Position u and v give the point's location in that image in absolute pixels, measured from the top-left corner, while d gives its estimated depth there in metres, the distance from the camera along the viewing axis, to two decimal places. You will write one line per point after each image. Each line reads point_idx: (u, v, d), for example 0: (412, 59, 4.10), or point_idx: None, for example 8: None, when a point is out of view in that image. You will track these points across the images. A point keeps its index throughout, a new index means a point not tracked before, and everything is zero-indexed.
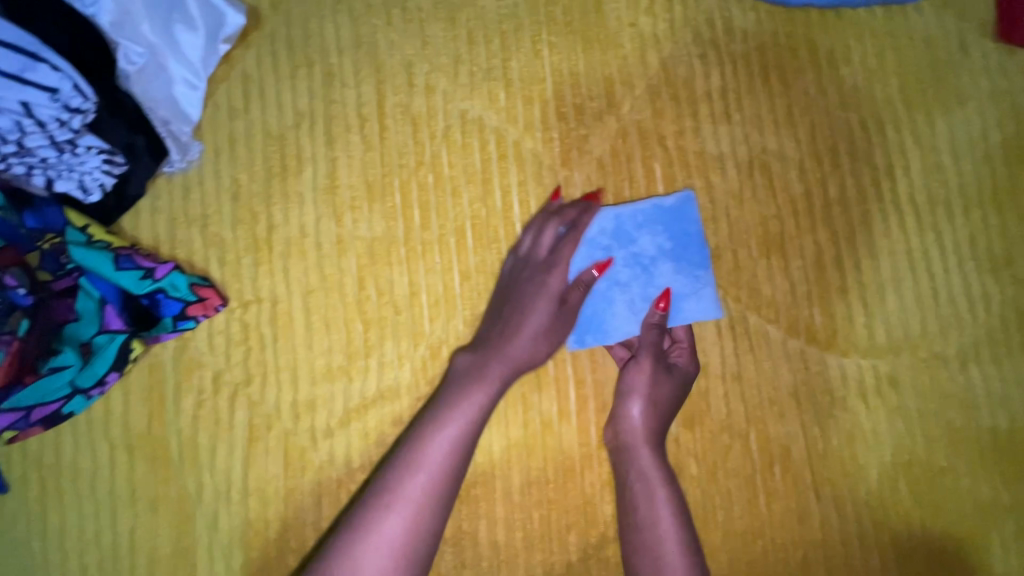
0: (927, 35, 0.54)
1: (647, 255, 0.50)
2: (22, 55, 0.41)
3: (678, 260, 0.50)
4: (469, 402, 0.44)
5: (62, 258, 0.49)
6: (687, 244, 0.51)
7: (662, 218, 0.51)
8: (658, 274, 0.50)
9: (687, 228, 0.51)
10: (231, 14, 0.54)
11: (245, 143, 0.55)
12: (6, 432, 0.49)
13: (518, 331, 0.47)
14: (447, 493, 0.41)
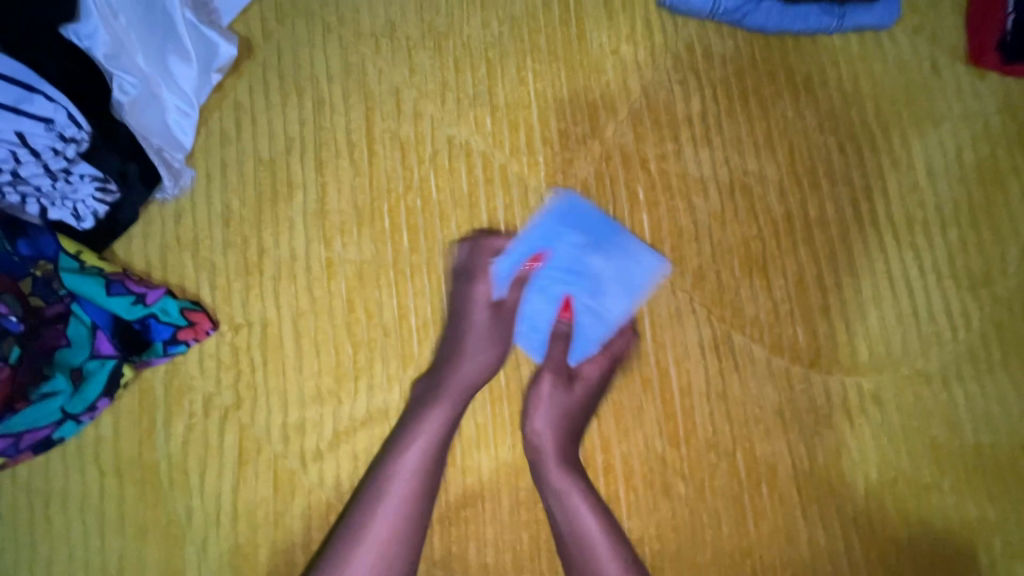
0: (901, 59, 0.56)
1: (566, 258, 0.52)
2: (17, 86, 0.41)
3: (604, 250, 0.52)
4: (427, 426, 0.47)
5: (54, 285, 0.49)
6: (601, 236, 0.52)
7: (561, 224, 0.53)
8: (590, 272, 0.52)
9: (578, 220, 0.53)
10: (223, 44, 0.55)
11: (236, 169, 0.56)
12: None
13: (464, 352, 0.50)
14: (419, 513, 0.44)
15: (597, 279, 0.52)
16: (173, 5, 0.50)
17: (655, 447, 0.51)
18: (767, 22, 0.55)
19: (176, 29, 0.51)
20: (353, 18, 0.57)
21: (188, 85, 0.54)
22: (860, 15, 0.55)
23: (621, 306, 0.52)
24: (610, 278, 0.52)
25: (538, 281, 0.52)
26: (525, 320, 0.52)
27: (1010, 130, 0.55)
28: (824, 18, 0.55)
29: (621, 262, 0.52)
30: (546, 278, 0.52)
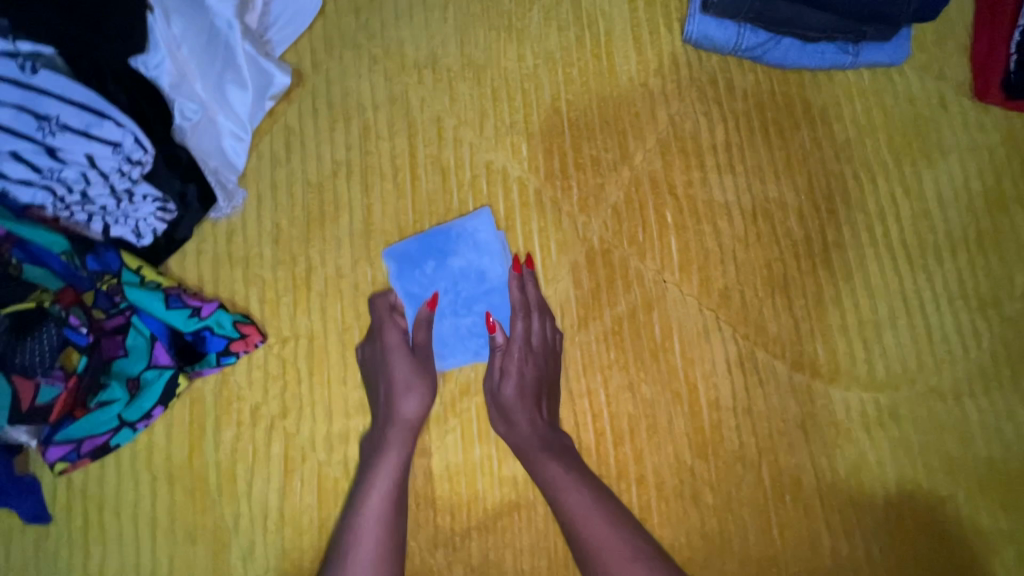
0: (911, 94, 0.60)
1: (448, 280, 0.56)
2: (90, 113, 0.46)
3: (403, 285, 0.56)
4: (381, 472, 0.50)
5: (116, 298, 0.52)
6: (438, 248, 0.57)
7: (400, 273, 0.57)
8: (460, 284, 0.56)
9: (413, 258, 0.57)
10: (278, 75, 0.59)
11: (286, 190, 0.59)
12: (58, 464, 0.52)
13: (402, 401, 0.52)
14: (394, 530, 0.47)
15: (468, 282, 0.56)
16: (235, 40, 0.54)
17: (684, 459, 0.53)
18: (786, 58, 0.58)
19: (237, 61, 0.55)
20: (397, 51, 0.60)
21: (244, 112, 0.57)
22: (874, 53, 0.58)
23: (502, 288, 0.56)
24: (479, 274, 0.56)
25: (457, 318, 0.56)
26: (461, 337, 0.56)
27: (1014, 161, 0.59)
28: (839, 56, 0.58)
29: (475, 242, 0.57)
30: (447, 304, 0.56)
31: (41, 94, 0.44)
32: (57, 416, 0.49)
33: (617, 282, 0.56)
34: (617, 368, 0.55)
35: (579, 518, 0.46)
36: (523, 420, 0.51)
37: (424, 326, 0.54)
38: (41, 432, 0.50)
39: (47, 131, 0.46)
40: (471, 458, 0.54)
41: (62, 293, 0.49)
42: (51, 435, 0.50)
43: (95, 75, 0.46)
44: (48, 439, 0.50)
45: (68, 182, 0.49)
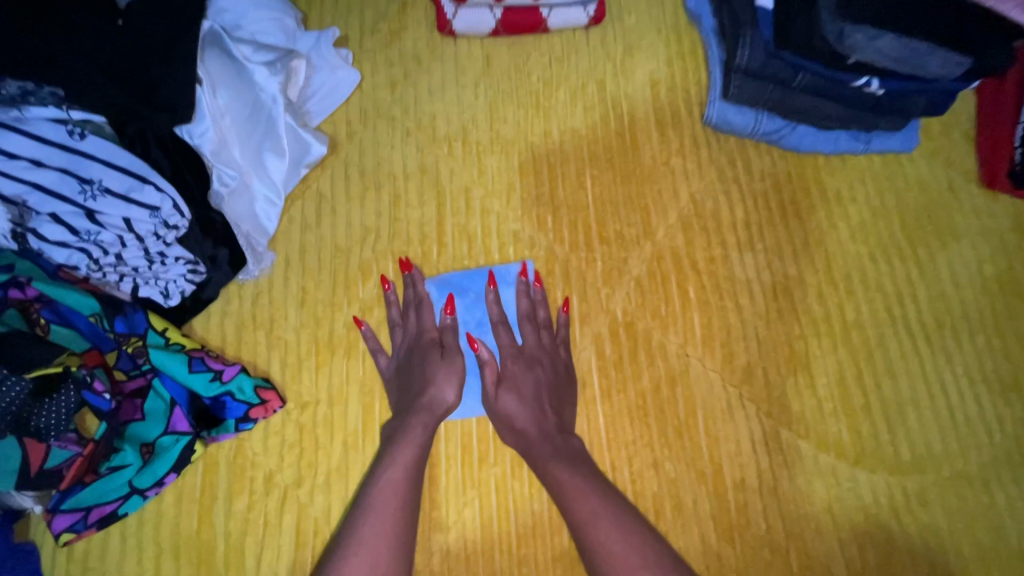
0: (920, 179, 0.62)
1: (478, 315, 0.57)
2: (133, 177, 0.49)
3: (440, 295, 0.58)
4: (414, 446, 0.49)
5: (138, 359, 0.52)
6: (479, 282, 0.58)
7: (441, 287, 0.58)
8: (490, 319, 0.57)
9: (457, 288, 0.58)
10: (315, 144, 0.61)
11: (315, 254, 0.60)
12: (63, 534, 0.50)
13: (427, 392, 0.52)
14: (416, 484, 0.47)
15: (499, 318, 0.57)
16: (278, 113, 0.57)
17: (710, 542, 0.52)
18: (802, 143, 0.61)
19: (278, 131, 0.58)
20: (430, 124, 0.63)
21: (281, 179, 0.59)
22: (884, 141, 0.61)
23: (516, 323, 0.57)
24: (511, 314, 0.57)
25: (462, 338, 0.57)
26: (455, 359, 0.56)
27: None
28: (851, 142, 0.61)
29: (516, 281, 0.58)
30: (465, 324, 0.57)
31: (88, 159, 0.47)
32: (70, 482, 0.49)
33: (641, 354, 0.56)
34: (641, 443, 0.54)
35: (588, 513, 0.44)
36: (529, 425, 0.51)
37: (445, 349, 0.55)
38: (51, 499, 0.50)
39: (89, 195, 0.48)
40: (489, 535, 0.53)
41: (92, 359, 0.50)
42: (60, 502, 0.50)
43: (140, 141, 0.50)
44: (56, 507, 0.49)
45: (104, 244, 0.50)
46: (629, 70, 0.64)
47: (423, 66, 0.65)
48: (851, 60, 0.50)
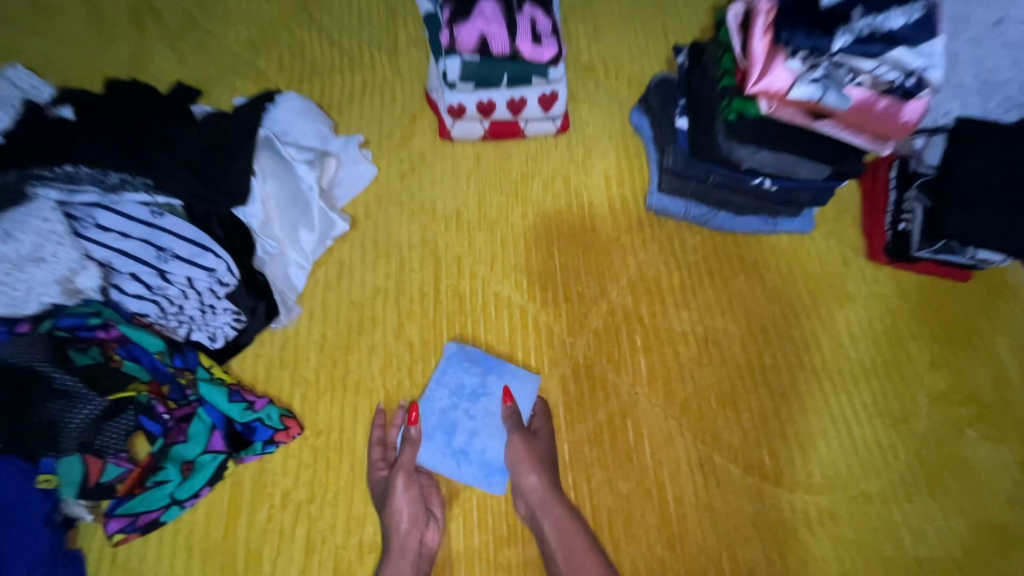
0: (820, 253, 0.78)
1: (476, 393, 0.69)
2: (198, 246, 0.65)
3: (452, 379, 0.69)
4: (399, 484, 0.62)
5: (187, 391, 0.64)
6: (488, 368, 0.69)
7: (454, 367, 0.69)
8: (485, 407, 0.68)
9: (470, 362, 0.70)
10: (339, 221, 0.76)
11: (334, 308, 0.74)
12: (115, 536, 0.60)
13: (396, 497, 0.61)
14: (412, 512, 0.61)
15: (490, 412, 0.68)
16: (313, 198, 0.74)
17: (655, 550, 0.62)
18: (724, 225, 0.77)
19: (309, 211, 0.73)
20: (431, 206, 0.79)
21: (308, 249, 0.74)
22: (787, 224, 0.78)
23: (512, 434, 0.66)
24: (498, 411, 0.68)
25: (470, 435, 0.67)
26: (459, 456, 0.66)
27: (907, 307, 0.75)
28: (763, 224, 0.77)
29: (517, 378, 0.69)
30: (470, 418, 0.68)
31: (164, 232, 0.63)
32: (129, 487, 0.60)
33: (598, 392, 0.69)
34: (598, 465, 0.65)
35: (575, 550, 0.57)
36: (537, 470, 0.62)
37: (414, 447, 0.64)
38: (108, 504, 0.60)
39: (163, 259, 0.63)
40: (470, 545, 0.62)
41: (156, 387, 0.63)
42: (117, 506, 0.60)
43: (205, 220, 0.66)
44: (111, 512, 0.60)
45: (170, 297, 0.64)
46: (588, 166, 0.82)
47: (427, 161, 0.82)
48: (746, 164, 0.65)
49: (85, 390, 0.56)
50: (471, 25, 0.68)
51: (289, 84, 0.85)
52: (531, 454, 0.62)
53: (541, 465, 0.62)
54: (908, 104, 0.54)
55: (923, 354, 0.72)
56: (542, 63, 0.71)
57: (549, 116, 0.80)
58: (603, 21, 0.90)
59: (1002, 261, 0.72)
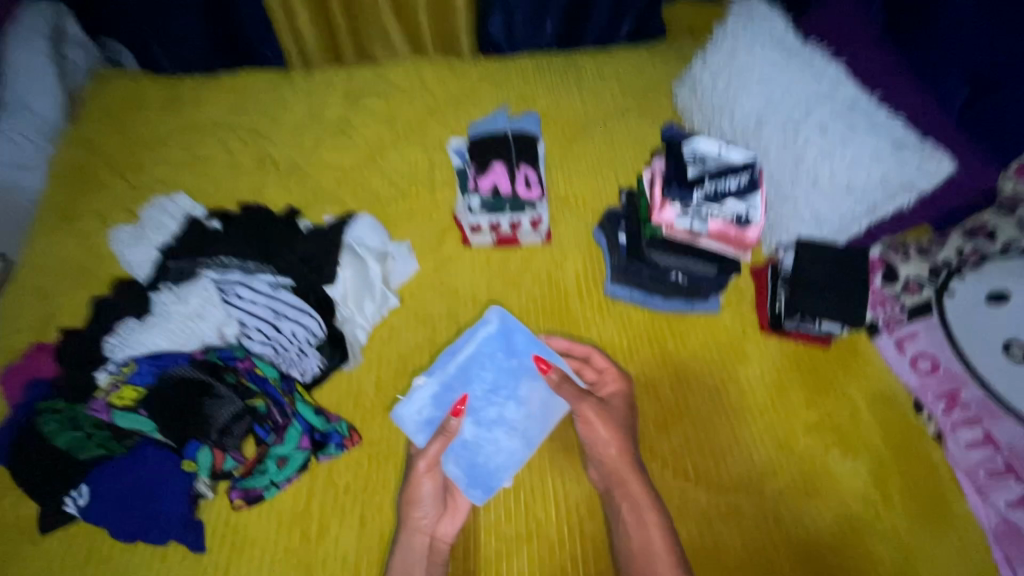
0: (729, 324, 1.10)
1: (503, 378, 0.99)
2: (300, 310, 1.00)
3: (495, 354, 1.00)
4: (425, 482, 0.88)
5: (286, 407, 0.93)
6: (519, 353, 1.00)
7: (497, 343, 1.01)
8: (518, 376, 0.99)
9: (513, 340, 1.01)
10: (392, 300, 1.08)
11: (385, 356, 1.03)
12: (235, 502, 0.88)
13: (421, 491, 0.87)
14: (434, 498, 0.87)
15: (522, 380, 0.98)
16: (376, 282, 1.08)
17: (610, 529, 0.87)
18: (659, 306, 1.09)
19: (373, 290, 1.08)
20: (455, 288, 1.13)
21: (369, 316, 1.06)
22: (702, 305, 1.10)
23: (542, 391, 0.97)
24: (514, 414, 0.96)
25: (500, 394, 0.97)
26: (480, 414, 0.96)
27: (790, 363, 1.06)
28: (686, 305, 1.09)
29: (545, 392, 0.97)
30: (500, 385, 0.98)
31: (281, 301, 0.99)
32: (246, 467, 0.89)
33: (570, 417, 0.96)
34: (570, 469, 0.91)
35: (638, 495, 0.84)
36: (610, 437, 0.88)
37: (445, 429, 0.91)
38: (233, 480, 0.88)
39: (278, 318, 0.98)
40: (476, 508, 0.89)
41: (269, 399, 0.92)
42: (238, 481, 0.88)
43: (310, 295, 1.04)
44: (235, 485, 0.88)
45: (280, 344, 0.98)
46: (566, 263, 1.16)
47: (453, 257, 1.17)
48: (662, 263, 1.05)
49: (227, 398, 0.89)
50: (487, 177, 1.09)
51: (361, 208, 1.24)
52: (613, 440, 0.88)
53: (614, 433, 0.89)
54: (750, 230, 0.92)
55: (799, 396, 1.02)
56: (531, 199, 1.09)
57: (537, 231, 1.15)
58: (576, 170, 1.31)
59: (845, 329, 1.05)
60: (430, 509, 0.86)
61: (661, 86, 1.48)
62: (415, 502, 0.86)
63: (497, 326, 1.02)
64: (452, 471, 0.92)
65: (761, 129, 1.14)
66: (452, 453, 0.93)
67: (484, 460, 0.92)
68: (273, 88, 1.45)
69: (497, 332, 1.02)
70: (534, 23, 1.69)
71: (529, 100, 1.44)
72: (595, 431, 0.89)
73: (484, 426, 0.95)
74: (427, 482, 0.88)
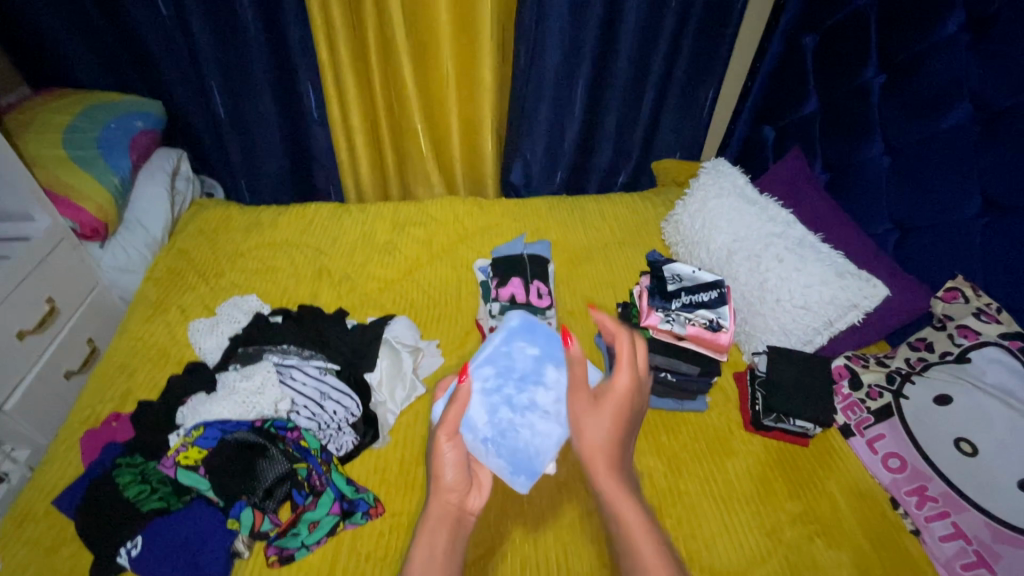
0: (715, 422, 1.24)
1: (529, 367, 0.99)
2: (341, 392, 1.19)
3: (512, 336, 1.02)
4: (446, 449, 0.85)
5: (322, 475, 1.05)
6: (538, 338, 1.02)
7: (521, 331, 1.03)
8: (541, 366, 0.99)
9: (529, 329, 1.03)
10: (419, 387, 1.24)
11: (411, 437, 1.17)
12: (269, 558, 0.96)
13: (444, 457, 0.84)
14: (453, 466, 0.85)
15: (541, 367, 1.00)
16: (406, 371, 1.26)
17: None
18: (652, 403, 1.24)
19: (405, 378, 1.25)
20: None
21: (399, 400, 1.22)
22: (690, 404, 1.25)
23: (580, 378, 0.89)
24: (546, 400, 0.96)
25: (524, 380, 0.98)
26: (508, 399, 0.96)
27: (771, 458, 1.17)
28: (675, 403, 1.24)
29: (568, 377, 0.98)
30: (523, 373, 0.98)
31: (328, 383, 1.19)
32: (282, 528, 0.99)
33: (574, 499, 1.07)
34: (572, 547, 1.00)
35: (622, 508, 0.77)
36: (597, 431, 0.81)
37: (456, 399, 0.88)
38: (269, 539, 0.98)
39: (324, 397, 1.17)
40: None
41: (311, 465, 1.07)
42: (274, 540, 0.98)
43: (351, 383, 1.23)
44: (271, 543, 0.97)
45: (322, 421, 1.15)
46: None
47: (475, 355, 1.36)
48: (655, 362, 1.18)
49: (278, 460, 1.04)
50: (507, 288, 1.32)
51: (398, 312, 1.47)
52: (598, 433, 0.81)
53: (609, 429, 0.82)
54: (721, 334, 1.15)
55: (783, 490, 1.12)
56: (543, 307, 1.31)
57: None
58: (581, 288, 1.56)
59: (817, 428, 1.20)
60: (456, 479, 0.85)
61: (652, 225, 1.80)
62: (442, 467, 0.84)
63: (518, 323, 1.04)
64: (494, 463, 0.94)
65: (732, 258, 1.39)
66: (488, 446, 0.93)
67: (520, 445, 0.93)
68: (335, 216, 1.79)
69: (519, 327, 1.04)
70: (547, 173, 2.08)
71: (542, 231, 1.75)
72: (586, 422, 0.83)
73: (518, 417, 0.94)
74: (453, 449, 0.85)
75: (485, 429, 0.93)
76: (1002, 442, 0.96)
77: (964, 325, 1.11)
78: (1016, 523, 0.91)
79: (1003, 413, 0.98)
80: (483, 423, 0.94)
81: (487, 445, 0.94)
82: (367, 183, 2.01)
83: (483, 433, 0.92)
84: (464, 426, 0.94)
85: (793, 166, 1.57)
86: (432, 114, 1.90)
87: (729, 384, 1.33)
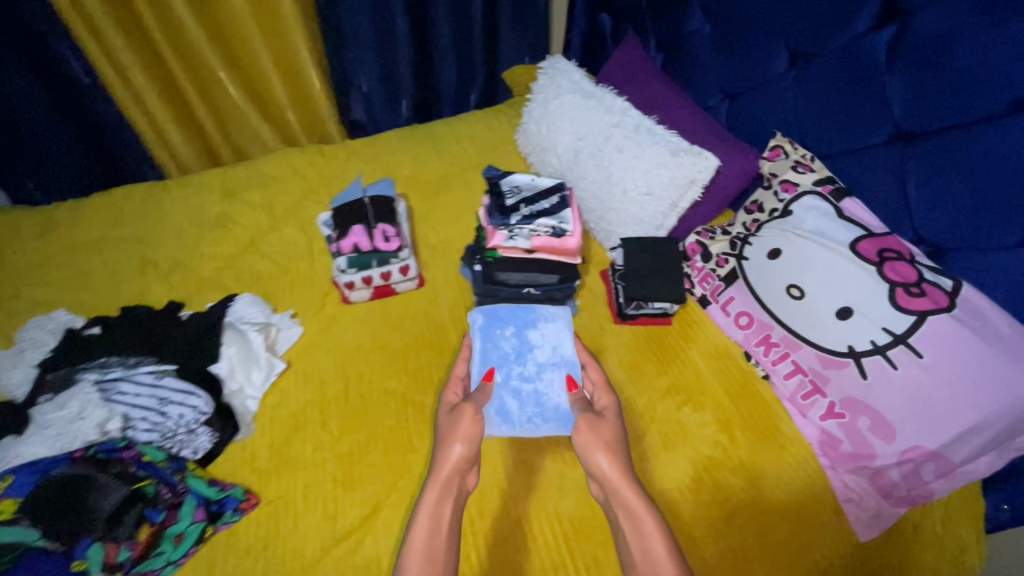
0: (585, 324, 1.26)
1: (518, 345, 1.10)
2: (185, 392, 1.06)
3: (486, 330, 1.11)
4: (462, 427, 0.87)
5: (178, 486, 0.97)
6: (514, 321, 1.13)
7: (488, 319, 1.12)
8: (527, 345, 1.10)
9: (499, 317, 1.13)
10: (278, 364, 1.15)
11: (277, 418, 1.09)
12: None
13: (458, 426, 0.88)
14: (455, 453, 0.85)
15: (528, 340, 1.10)
16: (260, 352, 1.15)
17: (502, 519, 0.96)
18: None
19: (259, 360, 1.14)
20: (340, 344, 1.21)
21: (257, 383, 1.12)
22: None
23: (572, 360, 1.07)
24: (545, 356, 1.09)
25: (522, 362, 1.08)
26: (521, 382, 1.06)
27: (638, 343, 1.23)
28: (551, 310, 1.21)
29: (551, 331, 1.12)
30: (514, 358, 1.09)
31: (165, 386, 1.06)
32: (141, 551, 0.90)
33: None
34: None
35: (633, 506, 0.80)
36: (600, 457, 0.86)
37: (483, 390, 0.96)
38: (128, 565, 0.88)
39: (164, 403, 1.04)
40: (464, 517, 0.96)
41: (160, 479, 0.97)
42: (133, 566, 0.89)
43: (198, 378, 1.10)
44: (130, 569, 0.88)
45: (169, 429, 1.03)
46: (439, 301, 1.29)
47: (336, 316, 1.26)
48: (511, 280, 1.16)
49: (116, 484, 0.92)
50: (348, 240, 1.22)
51: (244, 289, 1.33)
52: (599, 451, 0.86)
53: (609, 453, 0.86)
54: (568, 238, 1.15)
55: (652, 370, 1.17)
56: (392, 250, 1.22)
57: (409, 277, 1.27)
58: (439, 221, 1.48)
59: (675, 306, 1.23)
60: (468, 451, 0.86)
61: (508, 139, 1.72)
62: (450, 440, 0.86)
63: (484, 316, 1.13)
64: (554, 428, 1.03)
65: (578, 157, 1.36)
66: (535, 420, 1.03)
67: (559, 403, 1.04)
68: (150, 197, 1.55)
69: (486, 318, 1.12)
70: (391, 105, 1.90)
71: (392, 169, 1.62)
72: (587, 440, 0.88)
73: (540, 384, 1.06)
74: (470, 421, 0.88)
75: (521, 413, 1.04)
76: (822, 280, 1.04)
77: (786, 179, 1.17)
78: (838, 347, 1.00)
79: (818, 252, 1.06)
80: (516, 408, 1.04)
81: (538, 419, 1.03)
82: (186, 151, 1.74)
83: (527, 414, 1.03)
84: (501, 420, 1.03)
85: (629, 50, 1.53)
86: (238, 58, 1.65)
87: (597, 283, 1.36)
